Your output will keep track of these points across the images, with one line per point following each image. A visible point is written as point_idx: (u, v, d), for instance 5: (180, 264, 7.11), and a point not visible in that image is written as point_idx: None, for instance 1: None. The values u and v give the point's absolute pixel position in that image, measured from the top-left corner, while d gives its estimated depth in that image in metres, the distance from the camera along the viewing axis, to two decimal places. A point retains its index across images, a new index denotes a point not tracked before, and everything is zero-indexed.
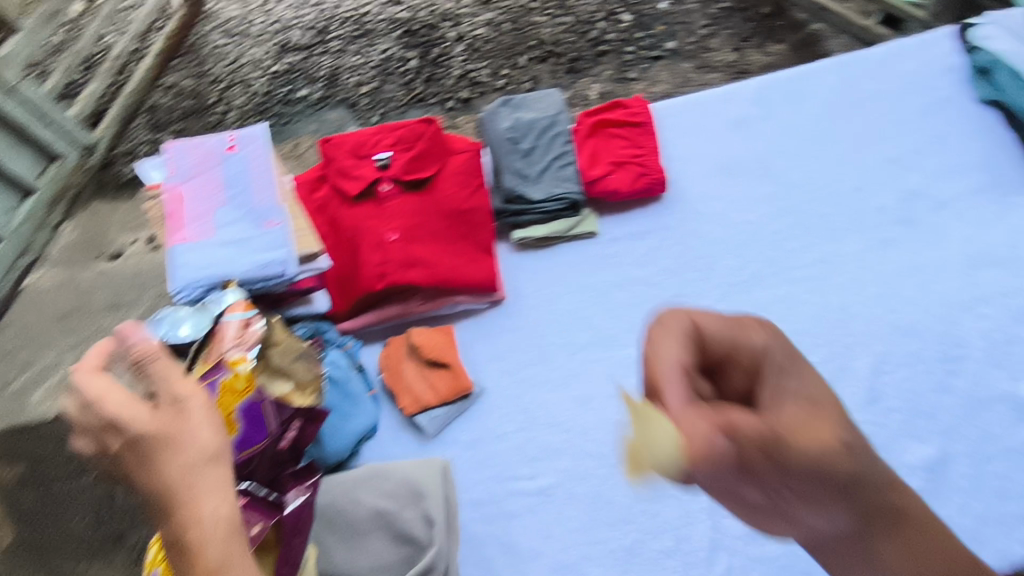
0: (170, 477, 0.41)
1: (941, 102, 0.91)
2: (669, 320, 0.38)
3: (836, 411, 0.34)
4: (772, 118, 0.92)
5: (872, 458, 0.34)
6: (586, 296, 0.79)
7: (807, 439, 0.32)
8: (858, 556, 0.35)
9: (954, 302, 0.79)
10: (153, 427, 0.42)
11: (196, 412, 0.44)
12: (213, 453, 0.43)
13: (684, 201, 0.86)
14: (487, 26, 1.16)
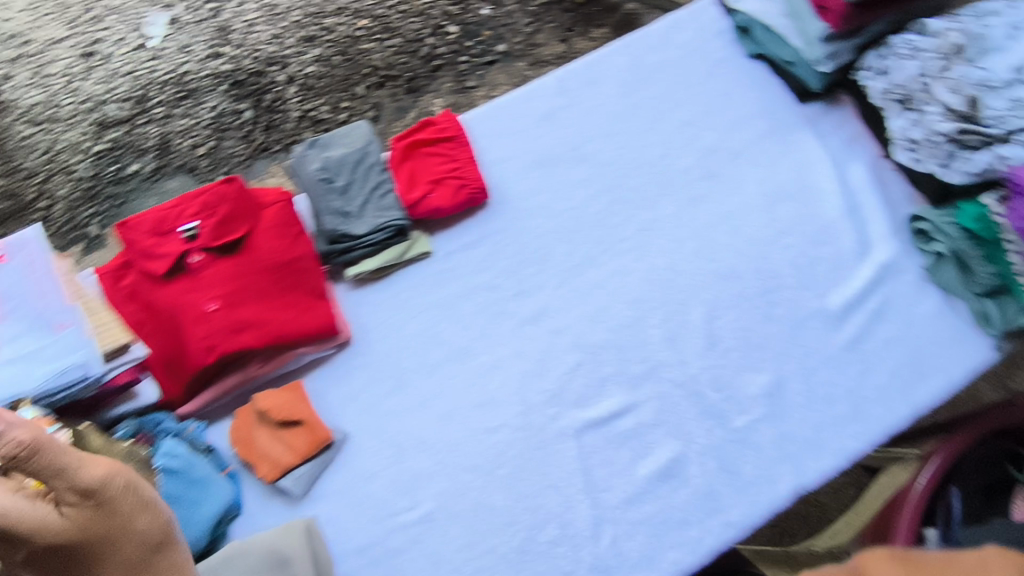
0: (113, 549, 0.52)
1: (716, 65, 0.98)
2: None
3: None
4: (575, 106, 0.95)
5: None
6: (432, 318, 0.81)
7: None
8: None
9: (759, 239, 0.86)
10: (74, 528, 0.50)
11: (125, 506, 0.53)
12: (151, 536, 0.55)
13: (509, 203, 0.88)
14: (316, 62, 1.13)
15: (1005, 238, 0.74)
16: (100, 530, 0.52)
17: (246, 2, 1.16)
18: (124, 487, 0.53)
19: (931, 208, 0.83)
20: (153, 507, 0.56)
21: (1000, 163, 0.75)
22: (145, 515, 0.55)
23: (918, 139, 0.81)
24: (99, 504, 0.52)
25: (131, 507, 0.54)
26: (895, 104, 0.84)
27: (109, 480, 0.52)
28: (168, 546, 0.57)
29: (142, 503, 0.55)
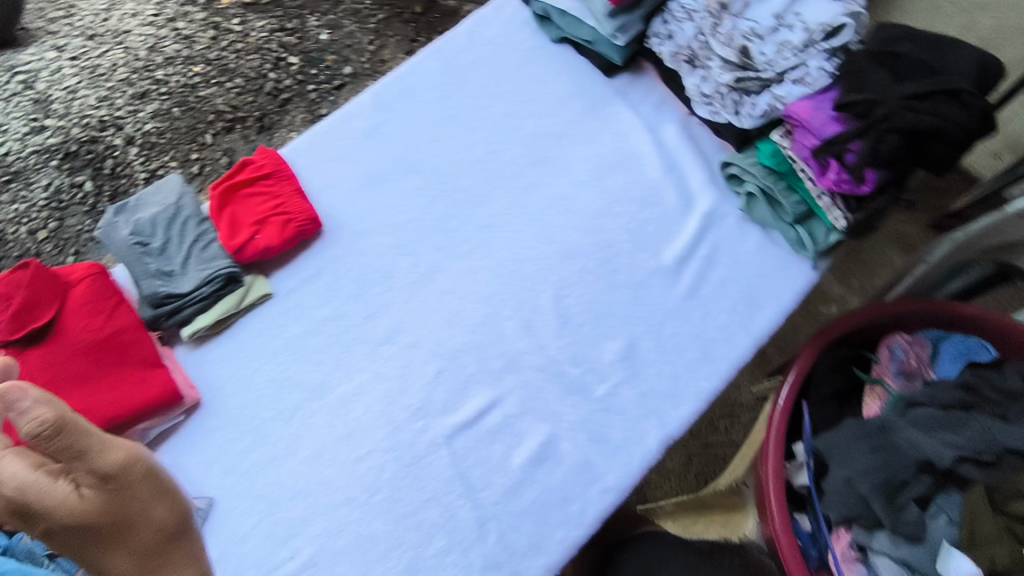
0: (111, 535, 0.51)
1: (526, 55, 1.00)
2: None
3: None
4: (396, 119, 0.95)
5: None
6: (279, 362, 0.81)
7: None
8: None
9: (594, 213, 0.89)
10: (94, 507, 0.50)
11: (143, 490, 0.53)
12: (146, 538, 0.53)
13: (343, 225, 0.89)
14: None
15: (798, 167, 0.81)
16: (140, 502, 0.52)
17: (126, 140, 1.50)
18: (127, 480, 0.51)
19: (736, 153, 0.88)
20: (170, 496, 0.55)
21: (778, 101, 0.81)
22: (161, 505, 0.54)
23: (709, 93, 0.87)
24: (109, 493, 0.51)
25: (148, 495, 0.53)
26: (685, 64, 0.89)
27: (131, 466, 0.52)
28: (169, 545, 0.54)
29: (162, 490, 0.55)
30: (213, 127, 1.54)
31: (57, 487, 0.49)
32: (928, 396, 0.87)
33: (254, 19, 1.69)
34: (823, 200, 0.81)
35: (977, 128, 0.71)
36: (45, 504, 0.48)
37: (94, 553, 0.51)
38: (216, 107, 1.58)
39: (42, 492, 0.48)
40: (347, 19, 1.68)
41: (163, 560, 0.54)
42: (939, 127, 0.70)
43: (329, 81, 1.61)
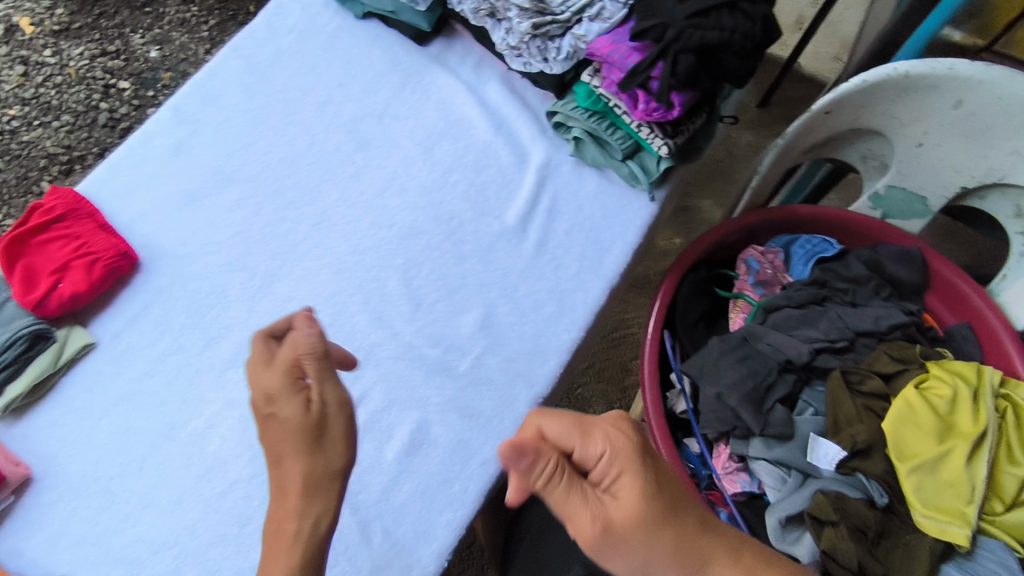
0: (291, 445, 0.58)
1: (332, 37, 0.95)
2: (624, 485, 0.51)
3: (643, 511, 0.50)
4: (202, 129, 0.88)
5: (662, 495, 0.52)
6: (117, 415, 0.74)
7: (626, 510, 0.50)
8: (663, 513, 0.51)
9: (429, 186, 0.86)
10: (294, 417, 0.58)
11: (337, 429, 0.59)
12: (314, 470, 0.57)
13: (163, 253, 0.81)
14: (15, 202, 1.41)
15: (613, 103, 0.81)
16: (327, 441, 0.58)
17: None
18: (331, 419, 0.59)
19: (557, 101, 0.87)
20: (347, 445, 0.60)
21: (580, 41, 0.79)
22: (340, 450, 0.59)
23: (516, 45, 0.84)
24: (319, 418, 0.58)
25: (340, 435, 0.59)
26: (488, 19, 0.86)
27: (337, 408, 0.59)
28: (325, 489, 0.58)
29: (345, 436, 0.60)
30: (48, 171, 1.55)
31: (291, 392, 0.59)
32: (784, 299, 0.90)
33: (70, 47, 1.69)
34: (643, 131, 0.81)
35: (760, 36, 0.73)
36: (286, 399, 0.59)
37: (281, 465, 0.58)
38: (45, 150, 1.58)
39: (281, 391, 0.59)
40: (176, 32, 1.73)
41: (316, 495, 0.57)
42: (724, 40, 0.71)
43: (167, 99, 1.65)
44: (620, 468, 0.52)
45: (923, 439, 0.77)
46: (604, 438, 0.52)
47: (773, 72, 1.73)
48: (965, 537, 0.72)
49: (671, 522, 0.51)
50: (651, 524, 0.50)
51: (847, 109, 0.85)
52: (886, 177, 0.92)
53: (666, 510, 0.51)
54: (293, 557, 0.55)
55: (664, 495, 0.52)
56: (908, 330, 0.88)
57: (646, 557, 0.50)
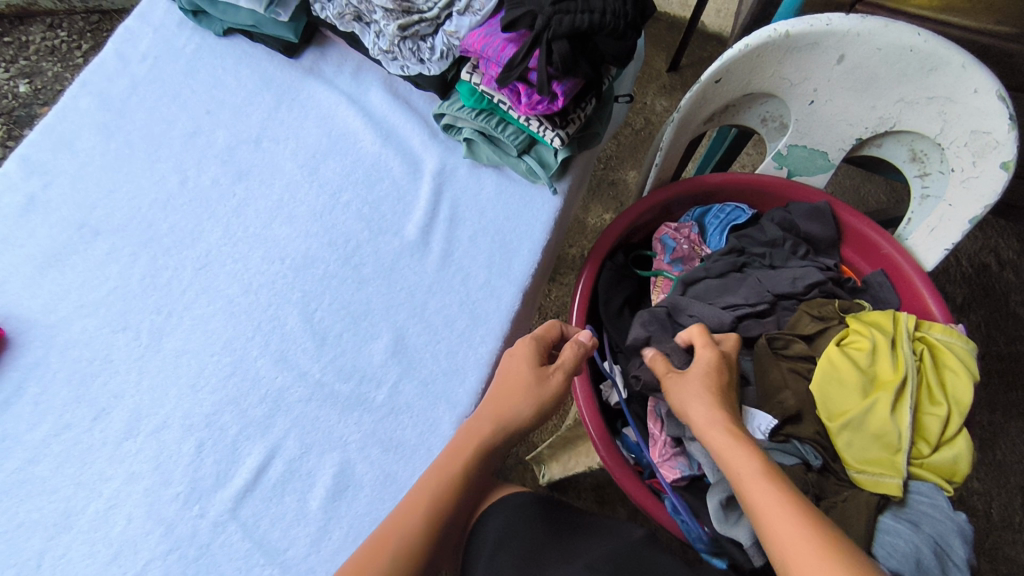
0: (502, 388, 0.66)
1: (193, 60, 0.89)
2: (697, 371, 0.68)
3: (698, 377, 0.67)
4: (57, 180, 0.80)
5: (705, 376, 0.67)
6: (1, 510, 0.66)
7: (691, 375, 0.68)
8: (696, 385, 0.66)
9: (320, 209, 0.81)
10: (525, 373, 0.67)
11: (530, 398, 0.65)
12: (507, 405, 0.65)
13: (30, 325, 0.73)
14: None
15: (497, 100, 0.77)
16: (538, 391, 0.65)
17: None
18: (551, 381, 0.66)
19: (442, 101, 0.83)
20: (531, 409, 0.65)
21: (453, 37, 0.75)
22: (523, 408, 0.65)
23: (388, 48, 0.79)
24: (542, 375, 0.66)
25: (530, 401, 0.65)
26: (355, 23, 0.81)
27: (551, 387, 0.66)
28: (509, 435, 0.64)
29: (533, 400, 0.65)
30: None
31: (538, 350, 0.69)
32: (702, 270, 0.90)
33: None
34: (533, 125, 0.77)
35: (632, 13, 0.69)
36: (529, 356, 0.68)
37: (496, 390, 0.67)
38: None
39: (526, 345, 0.69)
40: (45, 62, 1.61)
41: (497, 427, 0.64)
42: (596, 23, 0.68)
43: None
44: (705, 354, 0.69)
45: (850, 394, 0.76)
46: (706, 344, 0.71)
47: (679, 34, 1.71)
48: (898, 487, 0.72)
49: (718, 393, 0.66)
50: (702, 382, 0.66)
51: (736, 75, 0.83)
52: (786, 137, 0.92)
53: (711, 389, 0.66)
54: (452, 470, 0.61)
55: (716, 385, 0.66)
56: (825, 288, 0.87)
57: (693, 399, 0.65)
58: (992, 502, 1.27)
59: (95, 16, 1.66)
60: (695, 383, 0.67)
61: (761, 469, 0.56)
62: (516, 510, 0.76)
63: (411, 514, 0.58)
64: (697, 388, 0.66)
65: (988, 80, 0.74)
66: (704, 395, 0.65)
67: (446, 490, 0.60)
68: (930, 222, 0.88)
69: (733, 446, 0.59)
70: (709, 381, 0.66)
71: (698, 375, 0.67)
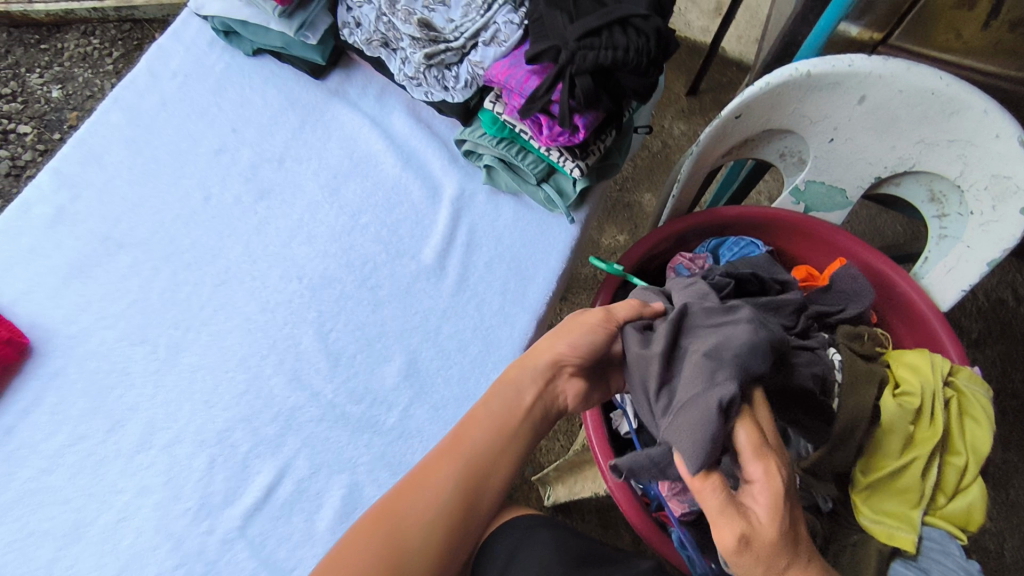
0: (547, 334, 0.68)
1: (221, 79, 0.91)
2: (773, 519, 0.50)
3: (774, 534, 0.49)
4: (85, 192, 0.82)
5: (779, 529, 0.50)
6: (14, 518, 0.67)
7: (768, 528, 0.49)
8: (774, 552, 0.49)
9: (340, 229, 0.82)
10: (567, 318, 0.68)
11: (565, 333, 0.66)
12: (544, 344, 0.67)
13: (52, 334, 0.75)
14: None
15: (518, 129, 0.78)
16: (568, 328, 0.66)
17: None
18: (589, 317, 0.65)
19: (464, 128, 0.84)
20: (563, 340, 0.65)
21: (477, 67, 0.77)
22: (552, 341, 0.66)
23: (413, 75, 0.80)
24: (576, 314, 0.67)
25: (563, 333, 0.66)
26: (381, 49, 0.83)
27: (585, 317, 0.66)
28: (544, 365, 0.66)
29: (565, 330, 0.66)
30: None
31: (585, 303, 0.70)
32: (699, 374, 0.54)
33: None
34: (553, 155, 0.78)
35: (655, 50, 0.70)
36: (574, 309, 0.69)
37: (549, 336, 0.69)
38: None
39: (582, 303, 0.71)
40: (78, 68, 1.65)
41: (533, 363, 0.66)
42: (619, 59, 0.69)
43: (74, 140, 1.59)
44: (768, 484, 0.51)
45: (887, 448, 0.73)
46: (762, 462, 0.52)
47: (699, 59, 1.72)
48: (913, 542, 0.70)
49: (792, 540, 0.51)
50: (782, 539, 0.50)
51: (756, 111, 0.83)
52: (805, 173, 0.92)
53: (789, 540, 0.50)
54: (483, 409, 0.63)
55: (788, 526, 0.51)
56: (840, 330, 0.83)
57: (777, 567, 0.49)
58: (1005, 543, 1.25)
59: (127, 25, 1.70)
60: (770, 540, 0.49)
61: None
62: (548, 542, 0.75)
63: (440, 464, 0.60)
64: (775, 547, 0.49)
65: (1010, 127, 0.74)
66: (782, 557, 0.50)
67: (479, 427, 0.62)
68: (948, 262, 0.87)
69: None
70: (780, 533, 0.50)
71: (776, 529, 0.49)
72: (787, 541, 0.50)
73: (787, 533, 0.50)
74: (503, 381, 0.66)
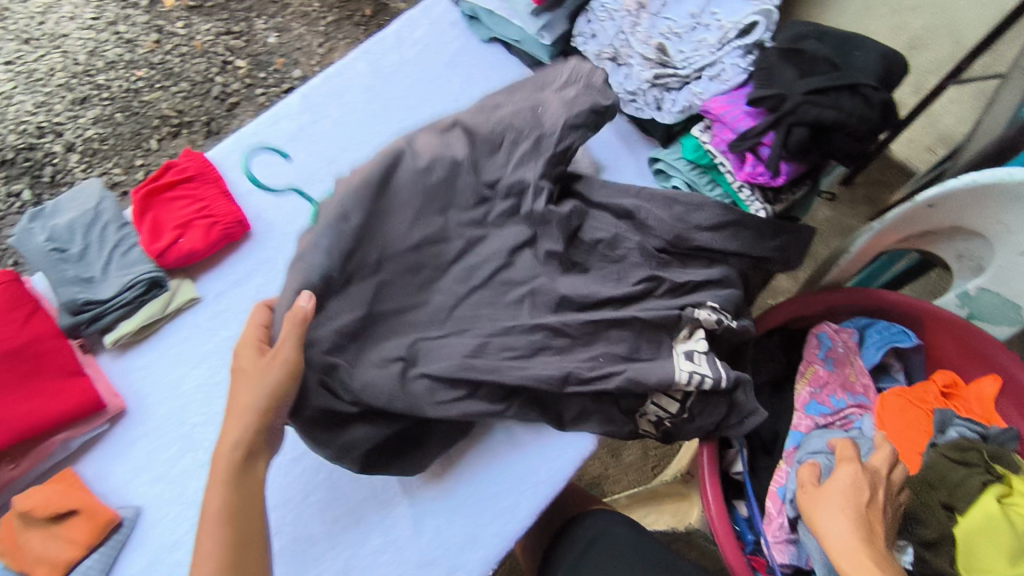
0: (237, 382, 0.62)
1: (456, 54, 1.01)
2: (838, 480, 0.70)
3: (834, 489, 0.69)
4: (324, 119, 0.95)
5: (839, 490, 0.69)
6: (209, 368, 0.78)
7: (832, 486, 0.70)
8: (824, 500, 0.69)
9: None
10: (252, 365, 0.62)
11: (260, 368, 0.61)
12: (247, 397, 0.60)
13: (272, 227, 0.87)
14: (98, 132, 1.55)
15: (719, 161, 0.82)
16: (262, 370, 0.61)
17: (81, 125, 1.55)
18: (272, 355, 0.62)
19: (661, 149, 0.91)
20: (267, 371, 0.61)
21: (696, 97, 0.83)
22: (240, 389, 0.62)
23: (633, 90, 0.88)
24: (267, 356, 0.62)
25: (261, 372, 0.61)
26: (608, 62, 0.91)
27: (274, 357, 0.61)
28: (260, 433, 0.61)
29: (259, 366, 0.61)
30: (158, 130, 1.56)
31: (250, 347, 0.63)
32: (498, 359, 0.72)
33: (198, 21, 1.68)
34: (743, 193, 0.82)
35: (876, 121, 0.74)
36: (247, 357, 0.63)
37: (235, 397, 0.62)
38: (161, 110, 1.59)
39: (241, 349, 0.64)
40: (295, 22, 1.71)
41: (240, 440, 0.60)
42: (840, 121, 0.73)
43: (278, 83, 1.64)
44: (849, 465, 0.71)
45: (999, 556, 0.72)
46: (852, 458, 0.72)
47: None
48: None
49: (853, 507, 0.67)
50: (839, 493, 0.68)
51: (952, 205, 0.83)
52: (980, 279, 0.90)
53: (846, 499, 0.68)
54: (216, 510, 0.58)
55: (852, 497, 0.68)
56: (705, 283, 0.80)
57: (823, 511, 0.68)
58: None
59: None
60: (831, 491, 0.69)
61: None
62: (636, 541, 0.80)
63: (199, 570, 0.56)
64: (830, 497, 0.69)
65: None
66: (837, 511, 0.67)
67: (219, 525, 0.58)
68: None
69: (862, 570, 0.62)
70: (841, 490, 0.69)
71: (840, 487, 0.69)
72: (846, 501, 0.68)
73: (848, 499, 0.68)
74: (222, 470, 0.60)
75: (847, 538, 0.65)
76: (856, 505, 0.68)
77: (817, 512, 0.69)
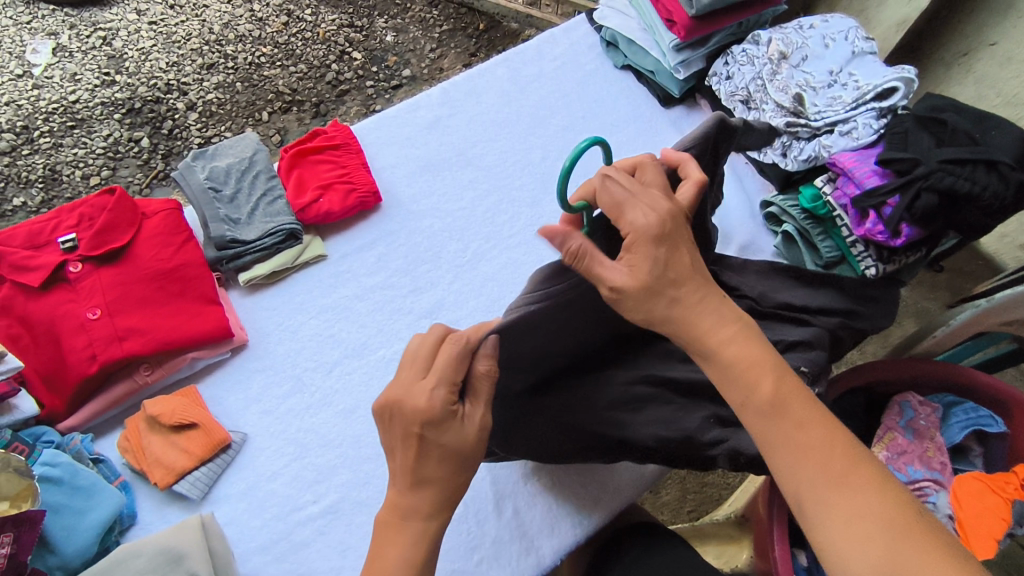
0: (427, 459, 0.53)
1: (589, 75, 1.07)
2: (637, 264, 0.51)
3: (642, 280, 0.50)
4: (460, 114, 1.01)
5: (644, 278, 0.50)
6: (326, 320, 0.83)
7: (632, 274, 0.50)
8: (648, 305, 0.51)
9: None
10: (458, 441, 0.53)
11: (468, 450, 0.54)
12: (453, 480, 0.55)
13: (398, 204, 0.93)
14: (218, 89, 1.57)
15: (836, 214, 0.85)
16: (466, 451, 0.54)
17: (206, 85, 1.57)
18: (473, 430, 0.54)
19: (776, 194, 0.94)
20: (468, 457, 0.55)
21: (824, 149, 0.86)
22: (432, 467, 0.53)
23: (760, 134, 0.93)
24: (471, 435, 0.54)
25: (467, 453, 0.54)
26: (739, 104, 0.96)
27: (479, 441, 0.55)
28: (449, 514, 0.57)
29: (469, 452, 0.55)
30: (270, 105, 1.57)
31: (443, 414, 0.52)
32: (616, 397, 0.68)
33: (325, 12, 1.70)
34: (856, 247, 0.84)
35: (1008, 200, 0.75)
36: (441, 432, 0.52)
37: (422, 480, 0.54)
38: (276, 87, 1.60)
39: (428, 412, 0.51)
40: (414, 26, 1.71)
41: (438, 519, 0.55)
42: (972, 193, 0.74)
43: (387, 79, 1.65)
44: (635, 233, 0.51)
45: None
46: (632, 210, 0.52)
47: None
48: None
49: (664, 282, 0.51)
50: (651, 286, 0.50)
51: None
52: None
53: (656, 286, 0.50)
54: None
55: (655, 278, 0.50)
56: (794, 345, 0.76)
57: (651, 315, 0.51)
58: None
59: (464, 10, 1.75)
60: (645, 289, 0.50)
61: (771, 381, 0.49)
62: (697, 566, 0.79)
63: None
64: (645, 298, 0.51)
65: None
66: (668, 302, 0.51)
67: None
68: None
69: (735, 376, 0.50)
70: (649, 284, 0.50)
71: (644, 271, 0.50)
72: (659, 287, 0.51)
73: (662, 286, 0.51)
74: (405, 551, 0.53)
75: (687, 318, 0.51)
76: (671, 275, 0.51)
77: (649, 319, 0.51)
